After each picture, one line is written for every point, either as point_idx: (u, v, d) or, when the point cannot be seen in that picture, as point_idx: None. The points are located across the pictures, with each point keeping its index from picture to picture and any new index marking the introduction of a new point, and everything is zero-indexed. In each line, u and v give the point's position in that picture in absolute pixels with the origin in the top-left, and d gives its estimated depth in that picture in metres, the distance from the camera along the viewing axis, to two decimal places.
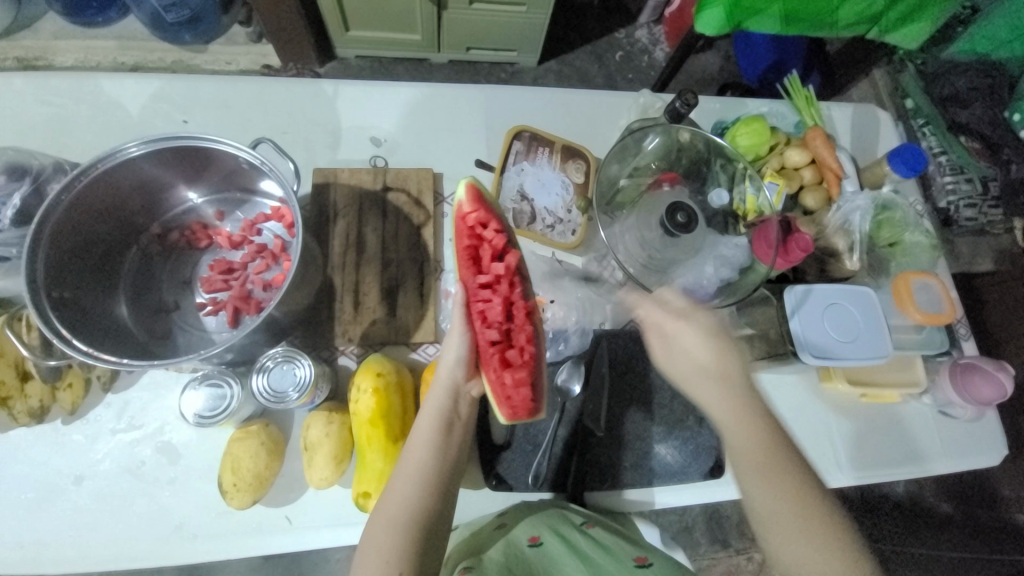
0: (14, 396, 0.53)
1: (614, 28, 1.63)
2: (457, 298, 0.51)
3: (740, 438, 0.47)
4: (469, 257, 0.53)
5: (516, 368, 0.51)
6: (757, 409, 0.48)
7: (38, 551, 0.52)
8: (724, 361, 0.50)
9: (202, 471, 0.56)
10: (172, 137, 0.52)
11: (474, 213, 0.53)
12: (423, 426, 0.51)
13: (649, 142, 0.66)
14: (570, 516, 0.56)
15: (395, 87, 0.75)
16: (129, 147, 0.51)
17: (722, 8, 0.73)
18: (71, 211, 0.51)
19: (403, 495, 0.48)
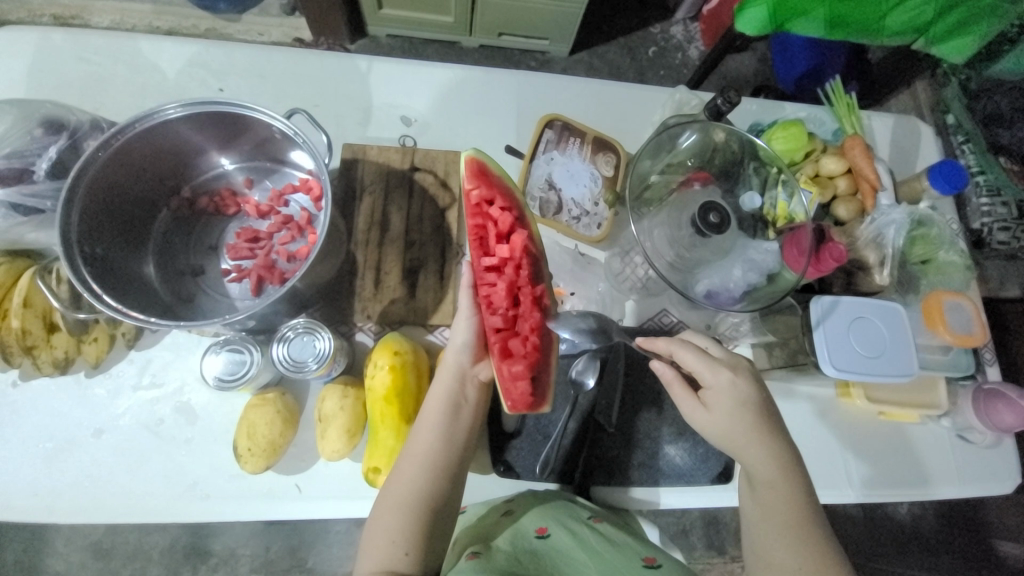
0: (39, 346, 0.53)
1: (649, 23, 1.60)
2: (464, 281, 0.53)
3: (772, 498, 0.51)
4: (476, 237, 0.54)
5: (514, 360, 0.52)
6: (791, 467, 0.52)
7: (55, 500, 0.54)
8: (769, 415, 0.54)
9: (217, 434, 0.57)
10: (212, 102, 0.52)
11: (476, 190, 0.53)
12: (432, 408, 0.52)
13: (686, 138, 0.65)
14: (577, 510, 0.56)
15: (429, 67, 0.75)
16: (168, 109, 0.51)
17: (765, 8, 0.71)
18: (106, 168, 0.51)
19: (411, 476, 0.50)
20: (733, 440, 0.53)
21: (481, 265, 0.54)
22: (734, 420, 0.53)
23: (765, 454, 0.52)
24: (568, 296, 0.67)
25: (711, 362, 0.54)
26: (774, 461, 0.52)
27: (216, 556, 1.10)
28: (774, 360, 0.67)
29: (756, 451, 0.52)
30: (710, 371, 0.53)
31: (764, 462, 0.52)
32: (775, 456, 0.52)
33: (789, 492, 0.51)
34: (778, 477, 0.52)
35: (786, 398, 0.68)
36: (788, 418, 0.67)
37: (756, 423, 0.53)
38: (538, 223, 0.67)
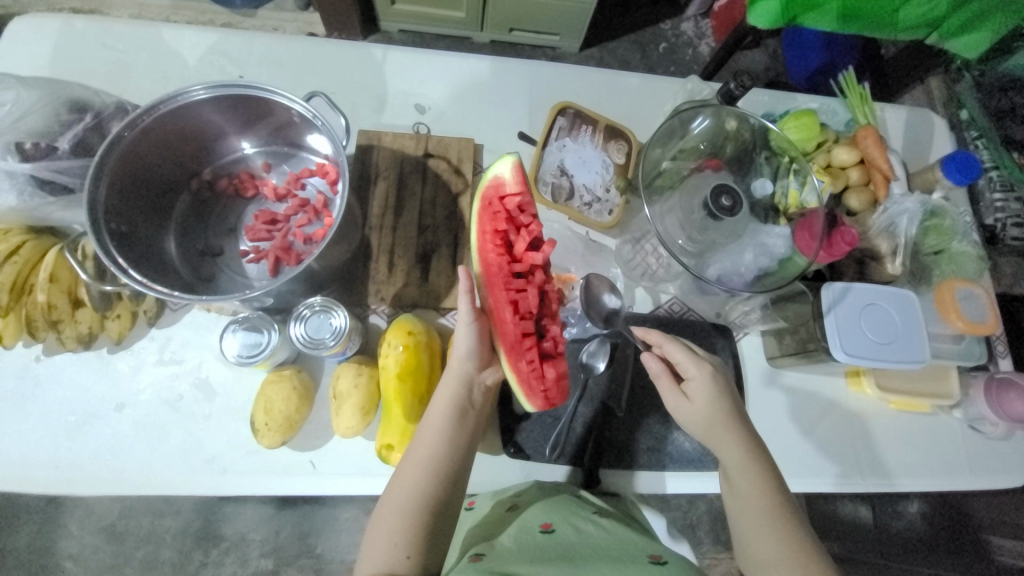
0: (65, 321, 0.54)
1: (660, 19, 1.60)
2: (463, 287, 0.53)
3: (750, 488, 0.52)
4: (498, 240, 0.53)
5: (553, 361, 0.53)
6: (761, 458, 0.53)
7: (77, 472, 0.55)
8: (743, 411, 0.55)
9: (234, 410, 0.58)
10: (237, 85, 0.53)
11: (515, 196, 0.53)
12: (436, 413, 0.53)
13: (698, 124, 0.66)
14: (584, 505, 0.57)
15: (443, 57, 0.76)
16: (195, 90, 0.52)
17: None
18: (131, 147, 0.53)
19: (414, 479, 0.50)
20: (711, 431, 0.54)
21: (508, 269, 0.52)
22: (715, 413, 0.54)
23: (741, 445, 0.53)
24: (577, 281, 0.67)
25: (692, 357, 0.56)
26: (751, 454, 0.53)
27: (228, 540, 1.12)
28: (784, 347, 0.67)
29: (732, 444, 0.53)
30: (692, 364, 0.56)
31: (741, 456, 0.53)
32: (751, 446, 0.53)
33: (766, 483, 0.52)
34: (750, 468, 0.52)
35: (795, 386, 0.68)
36: (796, 406, 0.68)
37: (732, 416, 0.54)
38: (550, 208, 0.67)
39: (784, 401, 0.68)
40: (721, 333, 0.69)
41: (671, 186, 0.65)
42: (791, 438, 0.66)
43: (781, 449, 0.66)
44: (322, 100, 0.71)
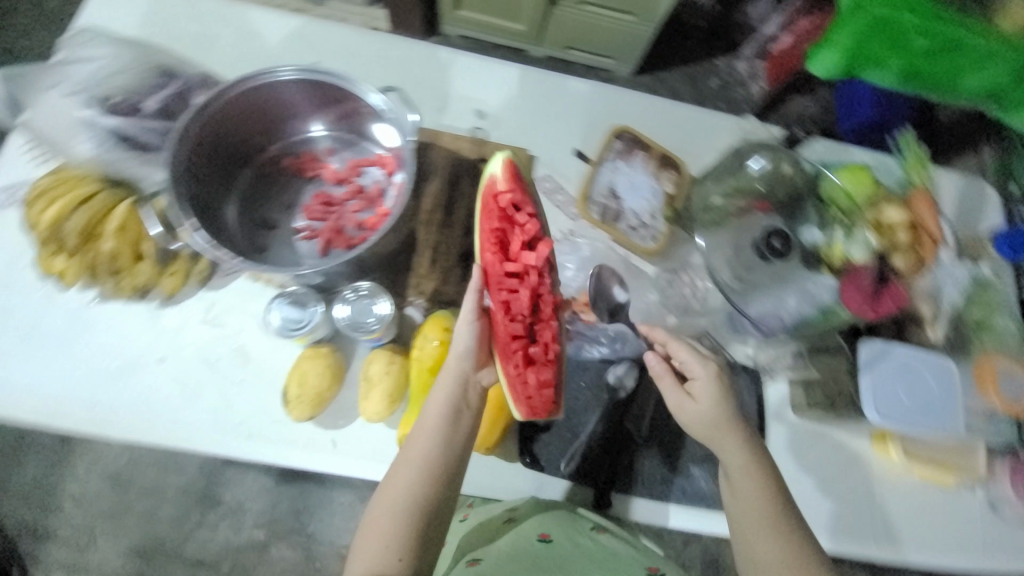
0: (126, 270, 0.57)
1: (716, 53, 1.62)
2: (474, 283, 0.55)
3: (750, 489, 0.53)
4: (495, 239, 0.55)
5: (539, 367, 0.54)
6: (761, 461, 0.54)
7: (112, 416, 0.57)
8: (742, 416, 0.56)
9: (267, 380, 0.59)
10: (324, 72, 0.56)
11: (508, 194, 0.55)
12: (431, 418, 0.53)
13: (757, 164, 0.67)
14: (580, 521, 0.61)
15: (509, 67, 0.78)
16: (284, 71, 0.56)
17: (838, 54, 0.71)
18: (214, 116, 0.56)
19: (406, 483, 0.51)
20: (704, 428, 0.56)
21: (501, 268, 0.54)
22: (717, 414, 0.55)
23: (743, 446, 0.54)
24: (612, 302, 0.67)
25: (695, 360, 0.58)
26: (746, 454, 0.54)
27: (225, 505, 1.13)
28: (815, 400, 0.65)
29: (728, 443, 0.55)
30: (696, 365, 0.57)
31: (735, 454, 0.54)
32: (752, 449, 0.54)
33: (767, 486, 0.53)
34: (751, 469, 0.54)
35: (819, 439, 0.67)
36: (818, 458, 0.67)
37: (735, 417, 0.55)
38: (596, 226, 0.69)
39: (807, 452, 0.67)
40: (750, 375, 0.68)
41: (720, 222, 0.66)
42: (807, 490, 0.66)
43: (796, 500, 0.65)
44: (396, 94, 0.71)
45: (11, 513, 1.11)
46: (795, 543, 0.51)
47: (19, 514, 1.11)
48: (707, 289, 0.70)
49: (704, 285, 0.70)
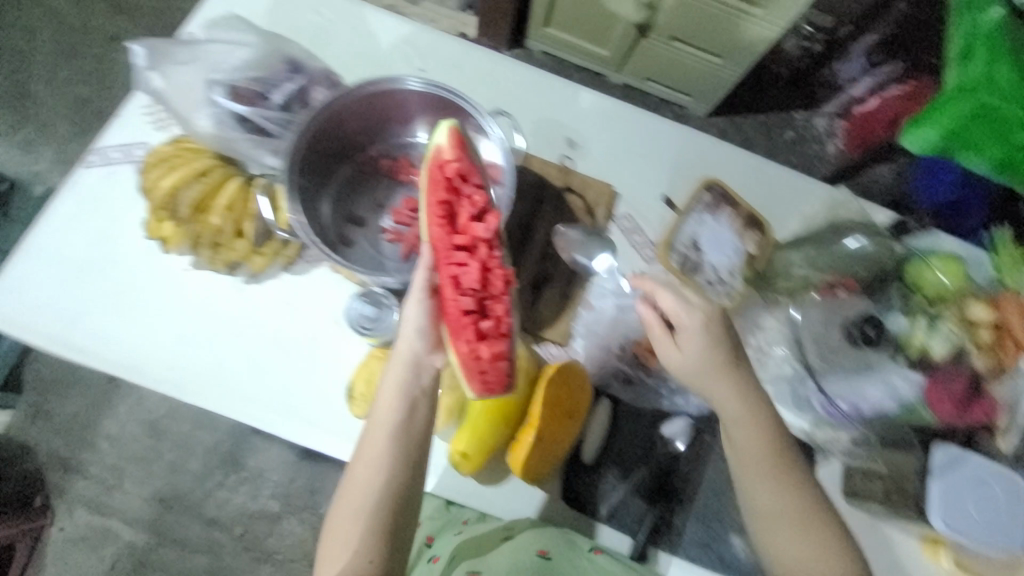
0: (226, 245, 0.59)
1: (795, 107, 1.58)
2: (424, 260, 0.51)
3: (744, 437, 0.54)
4: (440, 212, 0.52)
5: (490, 342, 0.51)
6: (759, 412, 0.54)
7: (192, 383, 0.61)
8: (740, 364, 0.55)
9: (335, 373, 0.62)
10: (446, 88, 0.61)
11: (454, 163, 0.53)
12: (385, 412, 0.51)
13: (855, 243, 0.67)
14: (579, 541, 0.59)
15: (605, 101, 0.79)
16: (411, 81, 0.61)
17: (938, 131, 0.67)
18: (338, 112, 0.60)
19: (367, 484, 0.50)
20: (711, 386, 0.54)
21: (449, 243, 0.51)
22: (706, 362, 0.54)
23: (735, 388, 0.54)
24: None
25: (711, 319, 0.54)
26: (753, 415, 0.54)
27: (247, 470, 1.17)
28: (863, 488, 0.66)
29: (735, 403, 0.54)
30: (713, 325, 0.54)
31: (745, 412, 0.54)
32: (751, 398, 0.54)
33: (766, 434, 0.54)
34: (749, 415, 0.54)
35: (864, 529, 0.66)
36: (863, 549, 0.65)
37: (727, 364, 0.54)
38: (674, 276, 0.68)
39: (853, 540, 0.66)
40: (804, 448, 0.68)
41: (793, 296, 0.67)
42: None
43: None
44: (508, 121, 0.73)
45: (45, 441, 1.16)
46: (802, 498, 0.53)
47: (52, 444, 1.16)
48: (775, 356, 0.69)
49: (774, 353, 0.69)
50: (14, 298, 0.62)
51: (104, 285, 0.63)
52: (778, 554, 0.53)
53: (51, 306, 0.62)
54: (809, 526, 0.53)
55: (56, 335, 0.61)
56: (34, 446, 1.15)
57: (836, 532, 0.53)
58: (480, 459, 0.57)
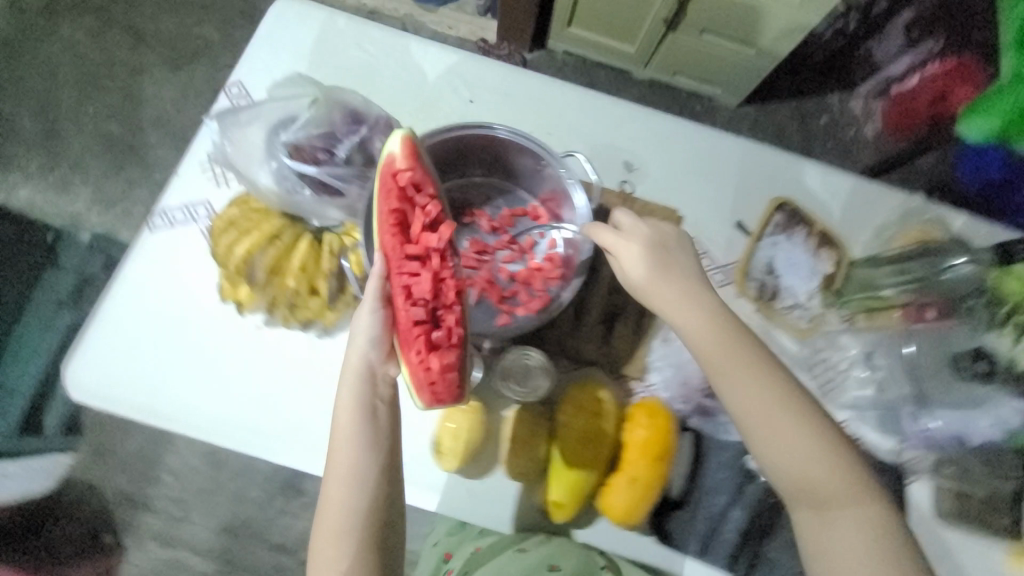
0: (301, 304, 0.59)
1: (828, 90, 1.44)
2: (377, 271, 0.52)
3: (699, 337, 0.54)
4: (394, 223, 0.53)
5: (441, 352, 0.51)
6: (710, 310, 0.54)
7: (278, 442, 0.62)
8: (674, 268, 0.56)
9: (416, 425, 0.63)
10: (531, 138, 0.60)
11: (407, 172, 0.54)
12: (344, 421, 0.54)
13: (954, 266, 0.58)
14: (592, 556, 0.59)
15: (660, 119, 0.76)
16: (498, 129, 0.60)
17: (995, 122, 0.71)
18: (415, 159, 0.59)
19: (345, 495, 0.53)
20: (658, 300, 0.55)
21: (401, 252, 0.52)
22: (647, 271, 0.56)
23: (679, 289, 0.55)
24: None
25: (654, 250, 0.56)
26: (702, 318, 0.54)
27: (308, 496, 1.19)
28: (957, 508, 0.64)
29: (681, 308, 0.55)
30: (657, 254, 0.56)
31: (693, 317, 0.54)
32: (693, 296, 0.55)
33: (716, 325, 0.54)
34: (692, 313, 0.54)
35: (969, 548, 0.63)
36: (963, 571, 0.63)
37: (660, 269, 0.56)
38: (754, 305, 0.67)
39: (949, 563, 0.63)
40: (897, 476, 0.63)
41: (869, 316, 0.67)
42: None
43: None
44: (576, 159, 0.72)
45: (110, 480, 1.15)
46: (780, 393, 0.53)
47: (118, 481, 1.15)
48: (857, 379, 0.66)
49: (854, 374, 0.66)
50: (92, 368, 0.62)
51: (180, 349, 0.63)
52: (763, 453, 0.53)
53: (131, 374, 0.62)
54: (789, 420, 0.52)
55: (140, 404, 0.62)
56: (101, 486, 1.14)
57: (825, 428, 0.53)
58: (576, 505, 0.58)
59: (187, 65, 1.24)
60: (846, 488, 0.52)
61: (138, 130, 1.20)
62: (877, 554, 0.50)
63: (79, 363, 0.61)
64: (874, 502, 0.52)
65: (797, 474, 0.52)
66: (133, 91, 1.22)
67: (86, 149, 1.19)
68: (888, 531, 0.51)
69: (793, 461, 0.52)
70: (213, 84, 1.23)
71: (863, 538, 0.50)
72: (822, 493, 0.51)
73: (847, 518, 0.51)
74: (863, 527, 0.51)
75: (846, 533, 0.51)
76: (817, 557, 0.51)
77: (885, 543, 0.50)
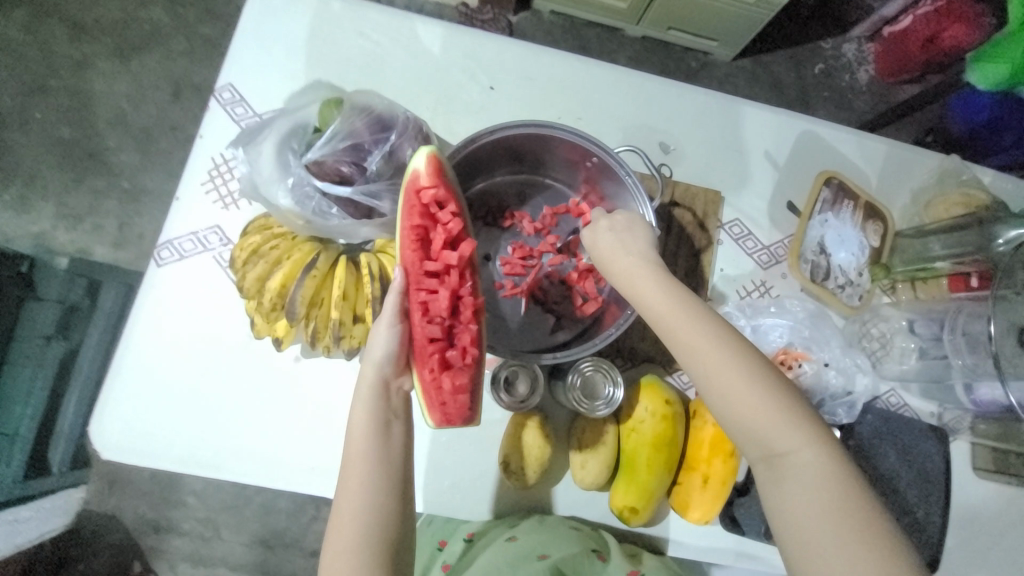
0: (347, 333, 0.53)
1: (819, 36, 1.20)
2: (395, 285, 0.46)
3: (640, 296, 0.46)
4: (416, 237, 0.47)
5: (455, 373, 0.47)
6: (656, 270, 0.47)
7: (331, 477, 0.59)
8: (631, 238, 0.50)
9: (476, 441, 0.62)
10: (590, 140, 0.56)
11: (431, 189, 0.47)
12: (355, 443, 0.45)
13: (1010, 234, 0.58)
14: (584, 539, 0.56)
15: (692, 91, 0.72)
16: (560, 129, 0.56)
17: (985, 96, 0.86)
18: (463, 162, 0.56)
19: (354, 538, 0.42)
20: (614, 263, 0.49)
21: (421, 268, 0.47)
22: (602, 245, 0.50)
23: (633, 256, 0.48)
24: (812, 360, 0.62)
25: (622, 230, 0.51)
26: (647, 270, 0.47)
27: None
28: (994, 462, 0.65)
29: (623, 263, 0.48)
30: (629, 236, 0.50)
31: (634, 268, 0.47)
32: (645, 261, 0.48)
33: (662, 286, 0.46)
34: (636, 274, 0.47)
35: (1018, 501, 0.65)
36: (1005, 523, 0.65)
37: (614, 240, 0.50)
38: (807, 285, 0.66)
39: (999, 517, 0.65)
40: (940, 438, 0.63)
41: (913, 287, 0.68)
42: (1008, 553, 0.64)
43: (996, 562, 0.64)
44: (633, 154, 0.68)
45: (128, 507, 0.99)
46: (732, 346, 0.42)
47: (139, 508, 0.99)
48: (904, 349, 0.66)
49: (899, 343, 0.67)
50: (122, 421, 0.57)
51: (213, 390, 0.59)
52: (717, 413, 0.41)
53: (165, 423, 0.58)
54: (741, 372, 0.40)
55: (180, 456, 0.58)
56: (119, 513, 0.98)
57: (778, 377, 0.41)
58: (650, 508, 0.57)
59: (137, 55, 1.09)
60: (785, 432, 0.39)
61: (94, 133, 1.07)
62: (849, 528, 0.36)
63: (106, 417, 0.57)
64: (842, 460, 0.39)
65: (741, 422, 0.40)
66: (80, 89, 1.08)
67: (38, 160, 1.06)
68: (861, 498, 0.37)
69: (739, 406, 0.40)
70: (171, 74, 1.09)
71: (819, 500, 0.37)
72: (772, 443, 0.39)
73: (801, 472, 0.38)
74: (816, 481, 0.38)
75: (796, 491, 0.38)
76: (781, 530, 0.38)
77: (854, 510, 0.37)
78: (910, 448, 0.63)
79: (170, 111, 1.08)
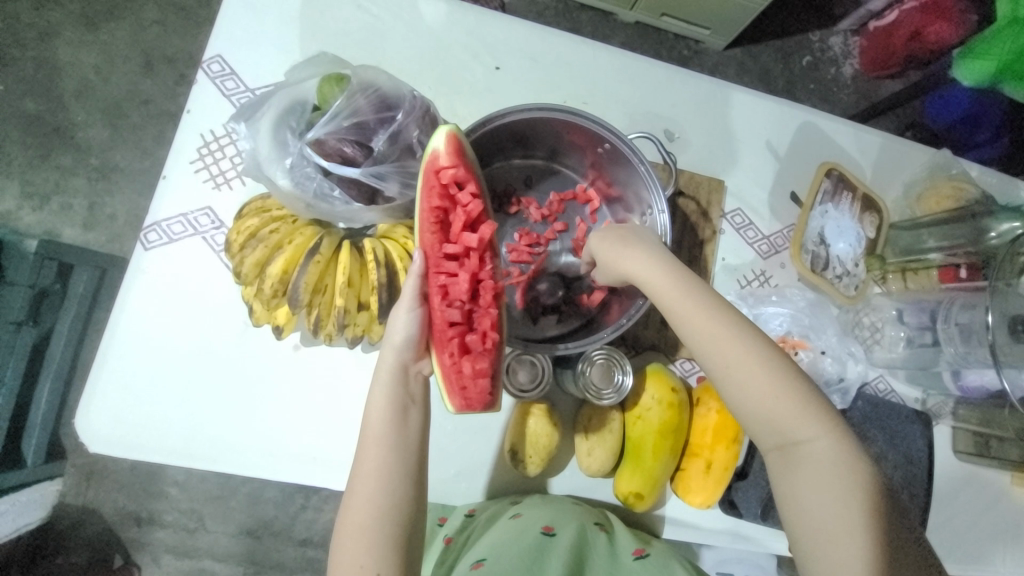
0: (351, 321, 0.51)
1: (808, 28, 1.19)
2: (416, 268, 0.45)
3: (659, 292, 0.45)
4: (435, 220, 0.46)
5: (475, 356, 0.46)
6: (673, 266, 0.46)
7: (333, 467, 0.57)
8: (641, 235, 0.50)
9: (481, 429, 0.61)
10: (608, 128, 0.54)
11: (450, 170, 0.45)
12: (372, 426, 0.43)
13: (1002, 228, 0.63)
14: (587, 514, 0.56)
15: (698, 77, 0.71)
16: (580, 114, 0.54)
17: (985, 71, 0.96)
18: (475, 142, 0.54)
19: (370, 518, 0.41)
20: (627, 258, 0.48)
21: (441, 251, 0.46)
22: (614, 241, 0.50)
23: (646, 253, 0.48)
24: (809, 348, 0.63)
25: (631, 228, 0.51)
26: (664, 266, 0.46)
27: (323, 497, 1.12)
28: (976, 445, 0.68)
29: (640, 259, 0.47)
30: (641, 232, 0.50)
31: (651, 263, 0.47)
32: (662, 256, 0.47)
33: (682, 282, 0.45)
34: (652, 269, 0.46)
35: (994, 480, 0.69)
36: (982, 501, 0.68)
37: (625, 238, 0.50)
38: (807, 275, 0.67)
39: (978, 497, 0.68)
40: (923, 423, 0.65)
41: (902, 278, 0.69)
42: (984, 529, 0.68)
43: (973, 539, 0.68)
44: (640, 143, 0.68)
45: (107, 501, 0.95)
46: (754, 341, 0.42)
47: (118, 502, 0.95)
48: (893, 338, 0.68)
49: (889, 332, 0.68)
50: (113, 412, 0.55)
51: (209, 379, 0.56)
52: (738, 407, 0.42)
53: (160, 412, 0.55)
54: (763, 366, 0.41)
55: (176, 446, 0.55)
56: (97, 506, 0.94)
57: (797, 371, 0.42)
58: (655, 494, 0.58)
59: (105, 24, 1.02)
60: (803, 422, 0.40)
61: (60, 106, 1.00)
62: (861, 513, 0.38)
63: (93, 408, 0.54)
64: (857, 448, 0.40)
65: (764, 416, 0.41)
66: (45, 59, 1.00)
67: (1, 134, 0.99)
68: (871, 482, 0.39)
69: (761, 402, 0.41)
70: (142, 44, 1.02)
71: (836, 486, 0.39)
72: (795, 437, 0.40)
73: (816, 460, 0.40)
74: (835, 470, 0.39)
75: (814, 481, 0.39)
76: (795, 515, 0.40)
77: (864, 494, 0.39)
78: (899, 434, 0.64)
79: (141, 83, 1.01)
